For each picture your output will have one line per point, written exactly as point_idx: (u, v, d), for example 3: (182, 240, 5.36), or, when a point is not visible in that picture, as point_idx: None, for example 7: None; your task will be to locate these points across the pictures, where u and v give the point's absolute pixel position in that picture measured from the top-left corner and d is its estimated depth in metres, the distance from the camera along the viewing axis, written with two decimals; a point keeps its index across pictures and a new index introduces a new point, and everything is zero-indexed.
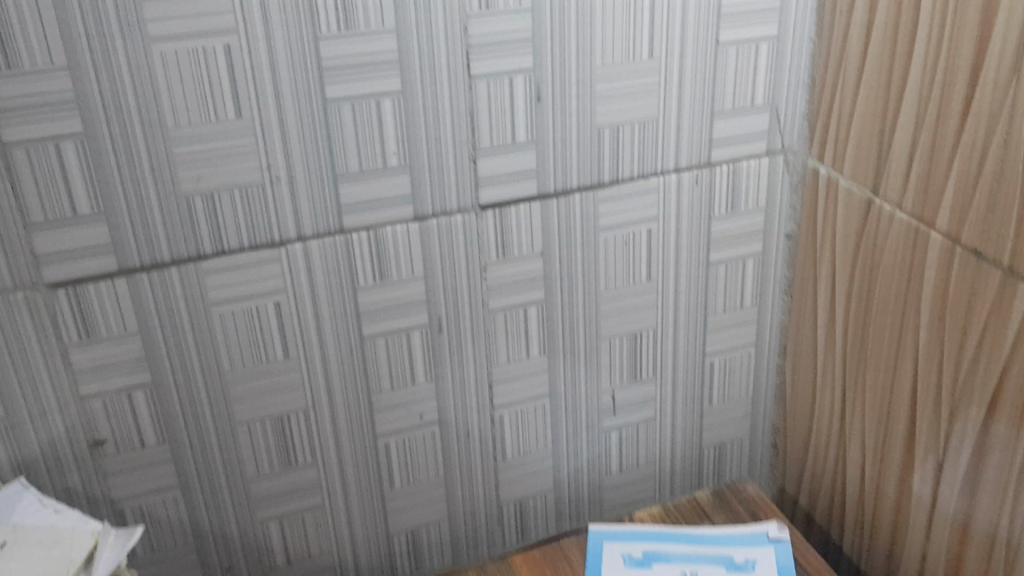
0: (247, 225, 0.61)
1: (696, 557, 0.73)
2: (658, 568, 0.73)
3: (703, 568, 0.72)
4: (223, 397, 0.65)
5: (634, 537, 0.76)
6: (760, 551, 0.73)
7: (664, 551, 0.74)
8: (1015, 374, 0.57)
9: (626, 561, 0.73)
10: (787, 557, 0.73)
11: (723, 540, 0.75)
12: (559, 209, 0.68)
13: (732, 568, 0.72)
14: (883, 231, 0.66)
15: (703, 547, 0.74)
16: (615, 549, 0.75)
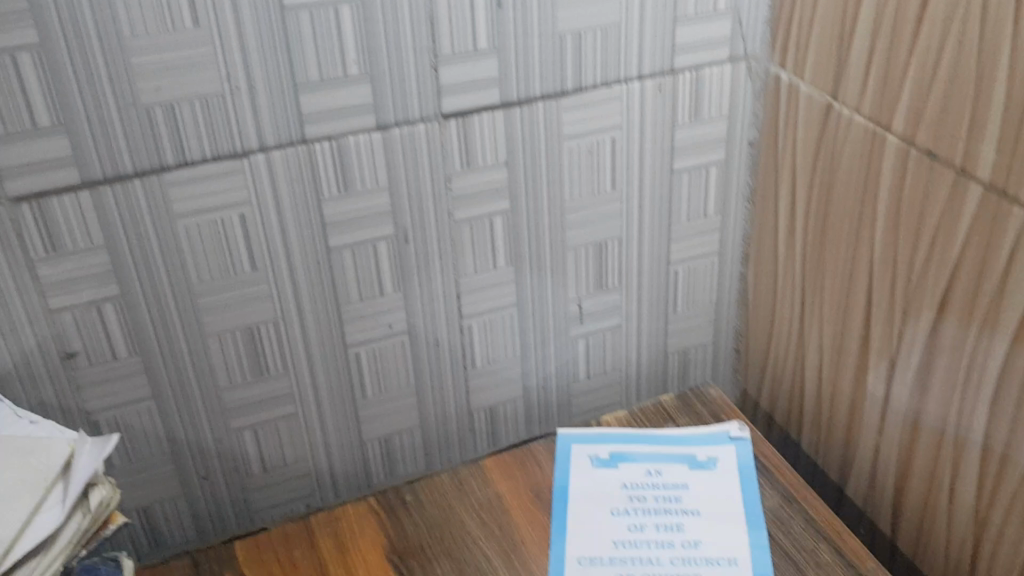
0: (209, 136, 0.61)
1: (660, 457, 0.76)
2: (624, 468, 0.76)
3: (667, 467, 0.75)
4: (192, 309, 0.66)
5: (600, 439, 0.79)
6: (721, 450, 0.77)
7: (629, 452, 0.77)
8: (965, 271, 0.59)
9: (593, 463, 0.76)
10: (747, 454, 0.76)
11: (686, 440, 0.78)
12: (522, 117, 0.68)
13: (695, 466, 0.75)
14: (842, 135, 0.67)
15: (666, 447, 0.77)
16: (582, 451, 0.78)
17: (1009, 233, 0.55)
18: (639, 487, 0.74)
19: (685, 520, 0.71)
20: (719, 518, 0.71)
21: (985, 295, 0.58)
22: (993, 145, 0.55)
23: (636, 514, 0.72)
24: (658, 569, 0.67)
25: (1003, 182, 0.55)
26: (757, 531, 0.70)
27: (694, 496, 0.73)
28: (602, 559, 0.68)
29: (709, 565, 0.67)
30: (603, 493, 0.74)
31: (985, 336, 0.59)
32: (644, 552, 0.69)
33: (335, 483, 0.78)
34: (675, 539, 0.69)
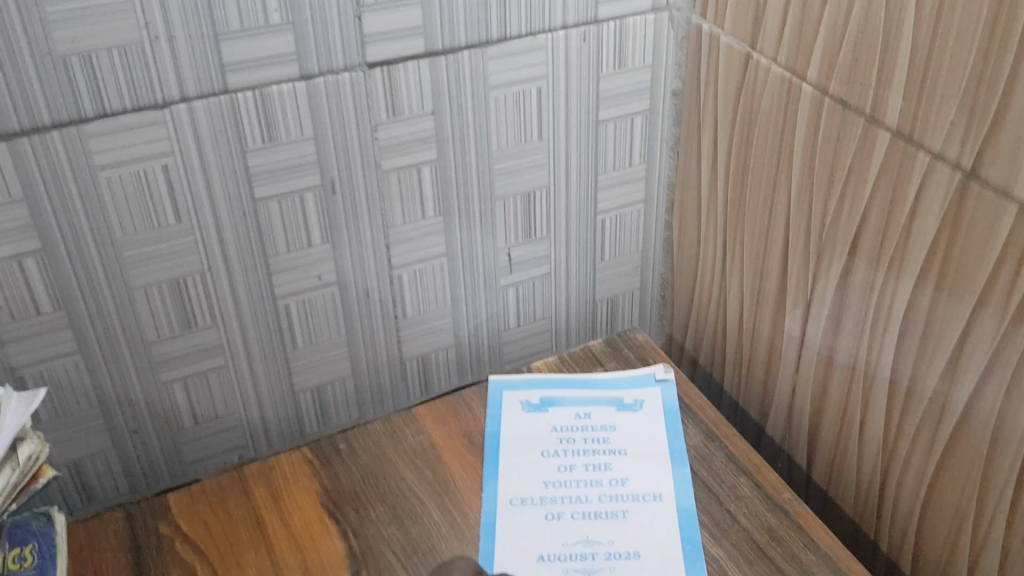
0: (129, 86, 0.60)
1: (588, 400, 0.79)
2: (553, 412, 0.78)
3: (595, 410, 0.78)
4: (116, 263, 0.65)
5: (531, 384, 0.81)
6: (647, 392, 0.79)
7: (559, 396, 0.79)
8: (874, 215, 0.61)
9: (524, 407, 0.78)
10: (672, 396, 0.79)
11: (614, 383, 0.80)
12: (448, 66, 0.68)
13: (622, 408, 0.78)
14: (761, 83, 0.69)
15: (595, 390, 0.79)
16: (513, 397, 0.79)
17: (914, 177, 0.57)
18: (569, 429, 0.76)
19: (612, 459, 0.73)
20: (645, 456, 0.73)
21: (892, 237, 0.60)
22: (901, 93, 0.57)
23: (565, 455, 0.74)
24: (587, 506, 0.70)
25: (910, 129, 0.57)
26: (680, 467, 0.72)
27: (621, 436, 0.75)
28: (534, 498, 0.70)
29: (635, 501, 0.70)
30: (534, 436, 0.76)
31: (893, 277, 0.61)
32: (574, 490, 0.71)
33: (269, 433, 0.78)
34: (603, 477, 0.72)
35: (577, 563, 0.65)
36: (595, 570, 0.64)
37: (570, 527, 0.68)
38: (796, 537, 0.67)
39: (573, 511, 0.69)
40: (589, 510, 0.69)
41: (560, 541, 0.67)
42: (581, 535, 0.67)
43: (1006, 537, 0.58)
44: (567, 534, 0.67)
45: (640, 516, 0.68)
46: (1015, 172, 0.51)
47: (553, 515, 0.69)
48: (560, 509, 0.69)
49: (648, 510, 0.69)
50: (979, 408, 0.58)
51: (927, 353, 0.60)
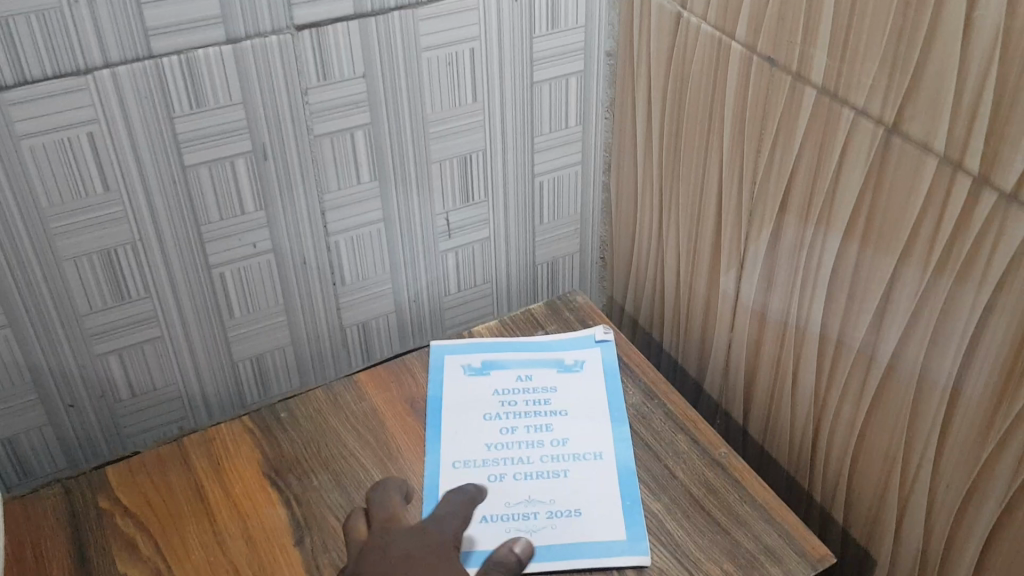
0: (49, 51, 0.58)
1: (529, 362, 0.79)
2: (495, 374, 0.78)
3: (536, 372, 0.78)
4: (44, 235, 0.64)
5: (472, 348, 0.81)
6: (587, 352, 0.80)
7: (500, 359, 0.80)
8: (802, 172, 0.62)
9: (466, 370, 0.79)
10: (612, 356, 0.80)
11: (555, 345, 0.81)
12: (378, 28, 0.67)
13: (563, 369, 0.78)
14: (691, 43, 0.69)
15: (536, 352, 0.80)
16: (454, 361, 0.80)
17: (839, 133, 0.58)
18: (510, 391, 0.77)
19: (553, 420, 0.74)
20: (585, 416, 0.74)
21: (819, 194, 0.61)
22: (825, 51, 0.57)
23: (507, 417, 0.74)
24: (529, 467, 0.70)
25: (834, 86, 0.58)
26: (620, 426, 0.73)
27: (562, 397, 0.76)
28: (476, 460, 0.71)
29: (576, 460, 0.71)
30: (476, 399, 0.76)
31: (821, 232, 0.62)
32: (516, 451, 0.72)
33: (209, 404, 0.78)
34: (544, 437, 0.73)
35: (519, 522, 0.66)
36: (537, 528, 0.65)
37: (512, 487, 0.68)
38: (732, 490, 0.68)
39: (515, 472, 0.70)
40: (530, 470, 0.70)
41: (503, 501, 0.67)
42: (523, 495, 0.68)
43: (931, 482, 0.60)
44: (509, 494, 0.68)
45: (581, 475, 0.69)
46: (934, 126, 0.52)
47: (496, 476, 0.69)
48: (502, 470, 0.70)
49: (589, 469, 0.70)
50: (904, 358, 0.59)
51: (855, 308, 0.62)
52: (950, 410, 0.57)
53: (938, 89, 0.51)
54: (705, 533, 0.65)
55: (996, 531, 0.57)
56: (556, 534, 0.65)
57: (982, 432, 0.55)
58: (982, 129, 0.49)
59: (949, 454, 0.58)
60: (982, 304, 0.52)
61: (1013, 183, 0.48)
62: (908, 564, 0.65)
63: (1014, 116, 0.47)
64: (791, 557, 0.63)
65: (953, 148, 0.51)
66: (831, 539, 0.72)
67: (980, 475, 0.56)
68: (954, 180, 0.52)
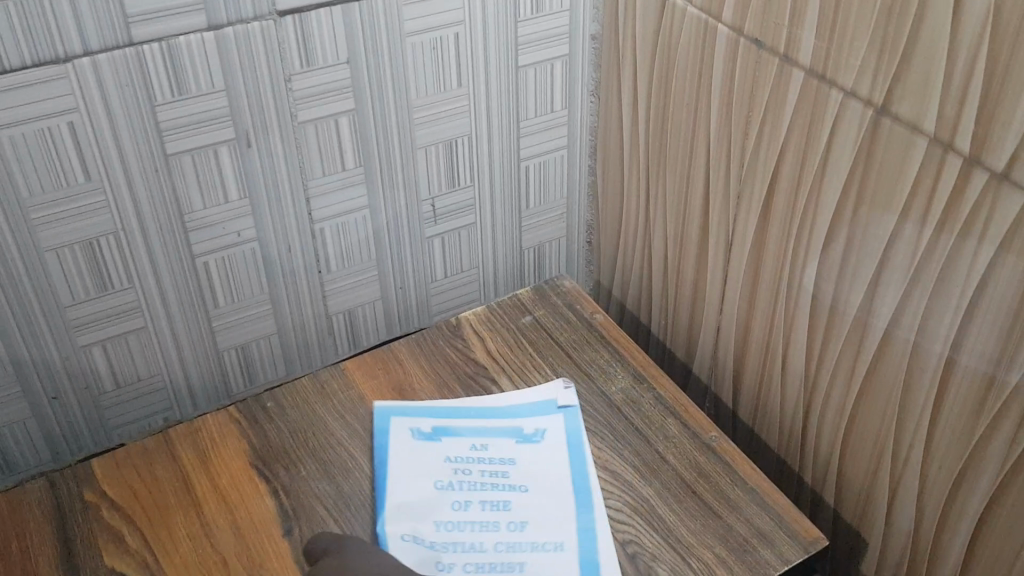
0: (27, 39, 0.57)
1: (485, 427, 0.72)
2: (447, 441, 0.71)
3: (493, 442, 0.71)
4: (25, 226, 0.63)
5: (420, 408, 0.74)
6: (549, 420, 0.73)
7: (454, 421, 0.73)
8: (790, 154, 0.62)
9: (414, 436, 0.71)
10: (576, 423, 0.73)
11: (513, 409, 0.74)
12: (363, 12, 0.67)
13: (521, 439, 0.71)
14: (677, 26, 0.69)
15: (491, 416, 0.73)
16: (401, 425, 0.72)
17: (828, 115, 0.58)
18: (465, 462, 0.69)
19: (512, 498, 0.67)
20: (547, 494, 0.67)
21: (808, 176, 0.61)
22: (813, 32, 0.57)
23: (461, 492, 0.67)
24: (482, 557, 0.62)
25: (822, 66, 0.57)
26: (584, 507, 0.66)
27: (521, 472, 0.69)
28: (424, 543, 0.63)
29: (535, 550, 0.63)
30: (425, 466, 0.69)
31: (810, 214, 0.63)
32: (467, 535, 0.64)
33: (194, 394, 0.77)
34: (499, 520, 0.65)
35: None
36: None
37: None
38: (723, 473, 0.68)
39: (466, 562, 0.62)
40: (483, 561, 0.62)
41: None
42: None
43: (922, 464, 0.61)
44: None
45: (538, 567, 0.62)
46: (923, 106, 0.52)
47: (443, 566, 0.62)
48: (450, 559, 0.62)
49: (546, 558, 0.62)
50: (894, 339, 0.59)
51: (844, 289, 0.62)
52: (941, 391, 0.57)
53: (927, 70, 0.50)
54: (697, 517, 0.65)
55: (988, 510, 0.57)
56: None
57: (974, 413, 0.55)
58: (974, 109, 0.49)
59: (940, 435, 0.58)
60: (973, 284, 0.52)
61: (1005, 163, 0.48)
62: (900, 545, 0.65)
63: (1005, 95, 0.47)
64: (782, 540, 0.63)
65: (944, 129, 0.51)
66: (822, 520, 0.73)
67: (972, 455, 0.57)
68: (945, 161, 0.51)
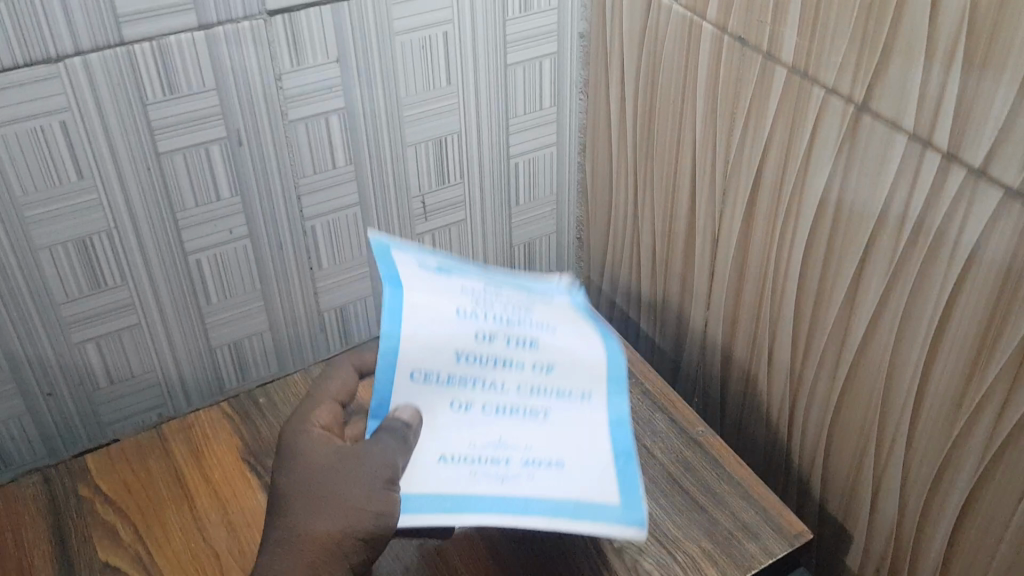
0: (18, 39, 0.57)
1: (497, 281, 0.68)
2: (455, 278, 0.65)
3: (505, 293, 0.67)
4: (19, 224, 0.63)
5: (417, 248, 0.67)
6: (556, 300, 0.70)
7: (457, 269, 0.67)
8: (774, 150, 0.63)
9: (422, 269, 0.64)
10: (582, 308, 0.71)
11: (512, 278, 0.70)
12: (352, 12, 0.67)
13: (535, 298, 0.68)
14: (664, 25, 0.70)
15: (499, 278, 0.69)
16: (404, 258, 0.64)
17: (811, 112, 0.59)
18: (482, 298, 0.65)
19: (537, 337, 0.64)
20: (571, 352, 0.65)
21: (791, 172, 0.62)
22: (795, 30, 0.58)
23: (482, 322, 0.63)
24: (502, 398, 0.62)
25: (805, 64, 0.58)
26: (616, 376, 0.66)
27: (542, 322, 0.66)
28: (439, 375, 0.61)
29: (561, 401, 0.64)
30: (444, 294, 0.63)
31: (794, 210, 0.63)
32: (488, 371, 0.62)
33: (187, 390, 0.78)
34: (525, 360, 0.63)
35: (489, 467, 0.59)
36: (513, 477, 0.59)
37: (484, 422, 0.61)
38: (709, 468, 0.69)
39: (485, 404, 0.61)
40: (503, 403, 0.62)
41: (469, 442, 0.60)
42: (494, 434, 0.61)
43: (905, 458, 0.61)
44: (475, 437, 0.60)
45: (562, 420, 0.63)
46: (903, 104, 0.52)
47: (462, 406, 0.61)
48: (470, 397, 0.61)
49: (572, 419, 0.63)
50: (876, 337, 0.60)
51: (828, 284, 0.63)
52: (923, 387, 0.58)
53: (907, 67, 0.51)
54: (683, 512, 0.66)
55: (969, 504, 0.58)
56: (529, 488, 0.58)
57: (954, 405, 0.56)
58: (951, 106, 0.49)
59: (922, 428, 0.59)
60: (951, 280, 0.53)
61: (982, 158, 0.49)
62: (885, 538, 0.66)
63: (981, 90, 0.47)
64: (767, 533, 0.64)
65: (922, 126, 0.51)
66: (809, 514, 0.74)
67: (952, 450, 0.57)
68: (924, 157, 0.52)
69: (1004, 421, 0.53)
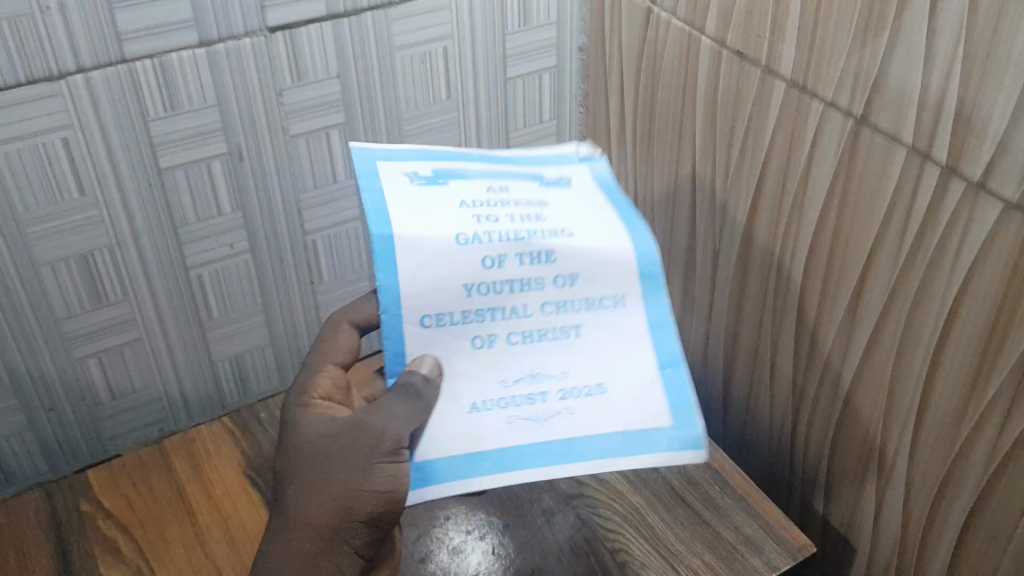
0: (21, 57, 0.58)
1: (502, 175, 0.59)
2: (455, 183, 0.58)
3: (514, 184, 0.59)
4: (21, 241, 0.64)
5: (408, 153, 0.59)
6: (573, 168, 0.62)
7: (457, 168, 0.59)
8: (774, 162, 0.63)
9: (415, 181, 0.57)
10: (604, 168, 0.63)
11: (518, 159, 0.62)
12: (352, 28, 0.68)
13: (545, 185, 0.60)
14: (662, 38, 0.70)
15: (503, 167, 0.61)
16: (392, 167, 0.58)
17: (809, 125, 0.59)
18: (485, 202, 0.56)
19: (554, 244, 0.55)
20: (597, 243, 0.56)
21: (790, 184, 0.62)
22: (793, 43, 0.58)
23: (490, 244, 0.54)
24: (527, 323, 0.54)
25: (803, 78, 0.58)
26: (654, 275, 0.56)
27: (559, 214, 0.57)
28: (451, 315, 0.53)
29: (594, 313, 0.56)
30: (442, 220, 0.54)
31: (794, 222, 0.63)
32: (509, 297, 0.54)
33: (188, 404, 0.78)
34: (547, 275, 0.55)
35: (525, 408, 0.54)
36: (551, 417, 0.54)
37: (512, 355, 0.54)
38: (712, 481, 0.69)
39: (510, 331, 0.54)
40: (531, 329, 0.55)
41: (498, 377, 0.54)
42: (524, 366, 0.54)
43: (907, 470, 0.61)
44: (505, 372, 0.54)
45: (597, 334, 0.56)
46: (902, 117, 0.52)
47: (484, 341, 0.54)
48: (493, 328, 0.54)
49: (608, 329, 0.56)
50: (877, 349, 0.60)
51: (828, 297, 0.63)
52: (925, 399, 0.58)
53: (905, 81, 0.51)
54: (685, 525, 0.66)
55: (971, 518, 0.58)
56: (571, 428, 0.54)
57: (956, 419, 0.56)
58: (950, 120, 0.49)
59: (924, 441, 0.59)
60: (952, 293, 0.53)
61: (981, 173, 0.49)
62: (888, 551, 0.66)
63: (980, 104, 0.47)
64: (770, 546, 0.64)
65: (920, 139, 0.52)
66: (812, 526, 0.74)
67: (954, 463, 0.57)
68: (923, 170, 0.52)
69: (1005, 434, 0.53)
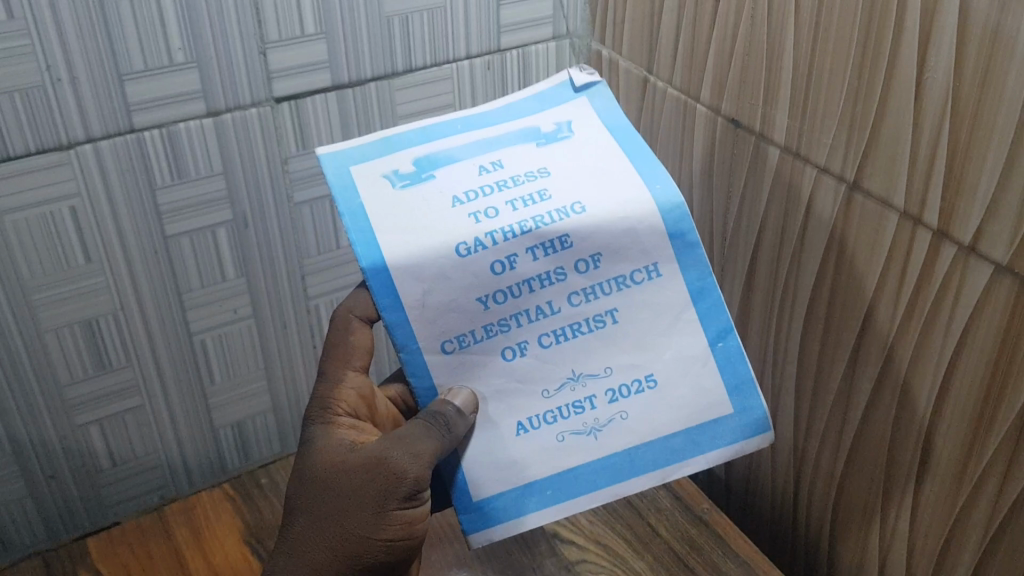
0: (32, 128, 0.59)
1: (492, 146, 0.58)
2: (442, 173, 0.56)
3: (507, 156, 0.57)
4: (26, 307, 0.64)
5: (385, 148, 0.58)
6: (567, 112, 0.60)
7: (442, 154, 0.57)
8: (770, 227, 0.64)
9: (397, 184, 0.56)
10: (602, 108, 0.61)
11: (506, 117, 0.60)
12: (356, 97, 0.70)
13: (542, 142, 0.58)
14: (659, 105, 0.72)
15: (491, 132, 0.59)
16: (371, 172, 0.56)
17: (804, 189, 0.60)
18: (478, 189, 0.55)
19: (568, 225, 0.54)
20: (609, 208, 0.54)
21: (787, 248, 0.63)
22: (786, 111, 0.59)
23: (496, 246, 0.53)
24: (556, 320, 0.54)
25: (796, 145, 0.60)
26: (685, 233, 0.55)
27: (563, 180, 0.56)
28: (473, 334, 0.54)
29: (626, 292, 0.55)
30: (434, 228, 0.53)
31: (791, 285, 0.64)
32: (529, 299, 0.54)
33: (189, 470, 0.78)
34: (563, 262, 0.54)
35: (573, 421, 0.55)
36: (603, 426, 0.55)
37: (545, 360, 0.54)
38: (714, 546, 0.69)
39: (540, 334, 0.54)
40: (559, 327, 0.54)
41: (540, 388, 0.55)
42: (564, 370, 0.55)
43: (909, 535, 0.61)
44: (546, 380, 0.55)
45: None
46: (892, 183, 0.53)
47: (516, 350, 0.54)
48: (523, 334, 0.54)
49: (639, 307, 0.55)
50: (876, 411, 0.60)
51: (827, 358, 0.63)
52: (924, 462, 0.58)
53: (894, 148, 0.52)
54: None
55: None
56: (626, 436, 0.55)
57: (955, 482, 0.56)
58: (939, 185, 0.50)
59: (924, 506, 0.59)
60: (947, 356, 0.54)
61: (971, 237, 0.49)
62: None
63: (967, 170, 0.48)
64: None
65: (912, 204, 0.52)
66: None
67: (955, 528, 0.57)
68: (915, 234, 0.53)
69: (1005, 496, 0.53)
